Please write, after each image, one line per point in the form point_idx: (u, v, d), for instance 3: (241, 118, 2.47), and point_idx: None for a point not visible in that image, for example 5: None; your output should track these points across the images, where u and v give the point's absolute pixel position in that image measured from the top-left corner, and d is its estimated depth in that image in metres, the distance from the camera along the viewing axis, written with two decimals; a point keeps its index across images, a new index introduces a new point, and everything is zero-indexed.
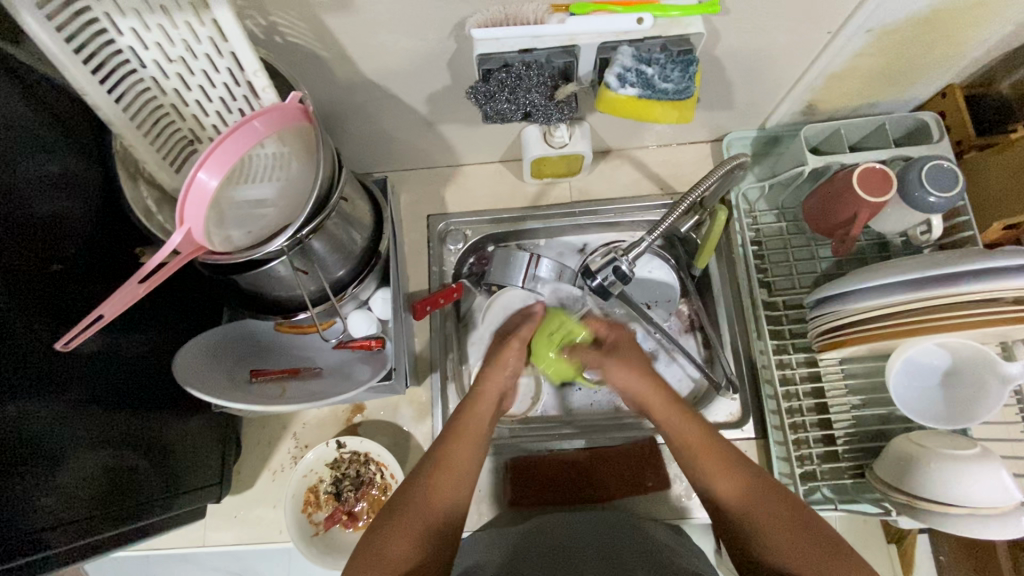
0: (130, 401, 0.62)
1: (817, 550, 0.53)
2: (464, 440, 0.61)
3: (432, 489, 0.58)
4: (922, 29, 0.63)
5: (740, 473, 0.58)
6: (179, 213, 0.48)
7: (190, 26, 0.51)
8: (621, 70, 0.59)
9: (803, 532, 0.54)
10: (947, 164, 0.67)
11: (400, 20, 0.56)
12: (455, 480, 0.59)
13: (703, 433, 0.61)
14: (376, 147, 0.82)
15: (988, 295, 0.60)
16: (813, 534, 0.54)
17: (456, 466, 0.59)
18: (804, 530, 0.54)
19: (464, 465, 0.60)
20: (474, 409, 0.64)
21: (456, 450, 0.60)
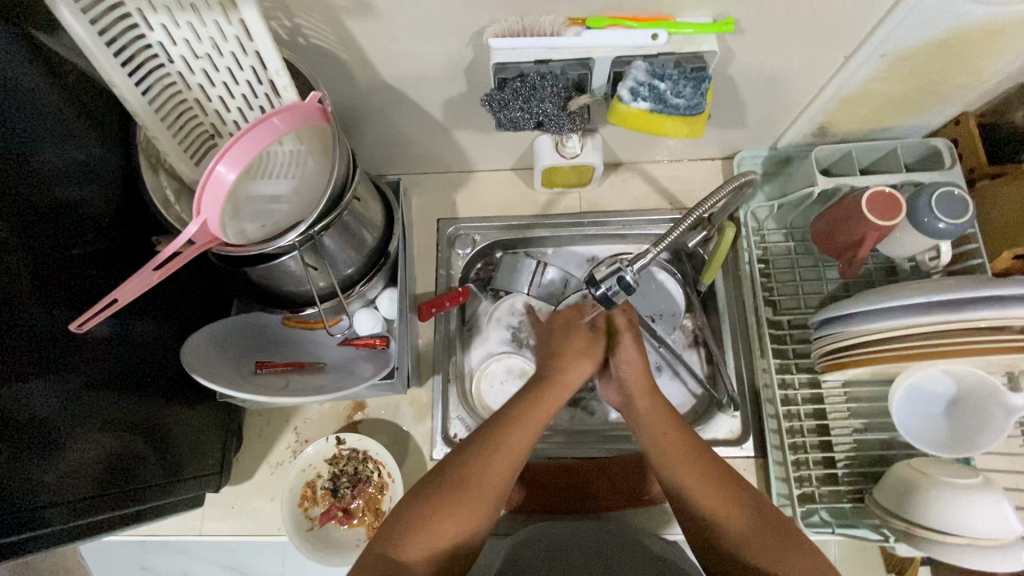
0: (138, 387, 0.63)
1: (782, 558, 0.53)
2: (524, 426, 0.60)
3: (477, 473, 0.57)
4: (936, 56, 0.64)
5: (721, 478, 0.58)
6: (196, 204, 0.49)
7: (218, 24, 0.53)
8: (633, 84, 0.60)
9: (775, 542, 0.54)
10: (958, 192, 0.67)
11: (420, 27, 0.58)
12: (505, 467, 0.58)
13: (685, 433, 0.61)
14: (391, 149, 0.84)
15: (994, 322, 0.60)
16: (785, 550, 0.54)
17: (513, 453, 0.59)
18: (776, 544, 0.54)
19: (512, 452, 0.59)
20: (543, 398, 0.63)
21: (516, 437, 0.59)
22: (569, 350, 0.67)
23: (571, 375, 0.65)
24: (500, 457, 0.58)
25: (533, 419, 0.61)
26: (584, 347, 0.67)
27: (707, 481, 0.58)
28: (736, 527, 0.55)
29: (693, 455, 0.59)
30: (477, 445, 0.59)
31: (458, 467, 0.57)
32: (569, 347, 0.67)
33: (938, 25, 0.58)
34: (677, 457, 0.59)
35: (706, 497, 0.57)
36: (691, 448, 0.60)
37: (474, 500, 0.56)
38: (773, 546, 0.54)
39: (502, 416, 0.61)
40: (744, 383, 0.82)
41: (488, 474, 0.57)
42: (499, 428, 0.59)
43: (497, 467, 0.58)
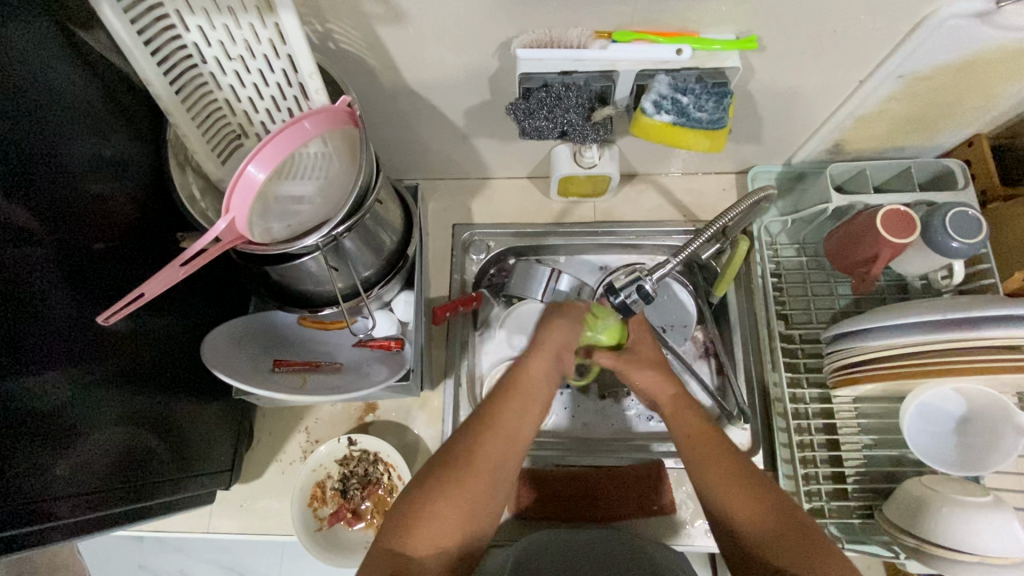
0: (155, 382, 0.64)
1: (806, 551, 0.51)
2: (516, 398, 0.60)
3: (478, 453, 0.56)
4: (953, 79, 0.65)
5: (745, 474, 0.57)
6: (226, 202, 0.51)
7: (253, 27, 0.54)
8: (657, 97, 0.61)
9: (805, 535, 0.52)
10: (972, 213, 0.68)
11: (448, 35, 0.59)
12: (506, 442, 0.58)
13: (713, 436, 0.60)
14: (409, 154, 0.85)
15: (1009, 341, 0.61)
16: (809, 538, 0.52)
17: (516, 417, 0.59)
18: (803, 535, 0.52)
19: (510, 434, 0.58)
20: (528, 365, 0.63)
21: (508, 414, 0.59)
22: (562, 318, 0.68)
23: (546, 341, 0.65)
24: (497, 429, 0.58)
25: (523, 394, 0.61)
26: (569, 319, 0.68)
27: (719, 475, 0.57)
28: (757, 522, 0.54)
29: (717, 458, 0.59)
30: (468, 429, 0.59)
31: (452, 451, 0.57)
32: (547, 329, 0.67)
33: (957, 48, 0.59)
34: (698, 455, 0.59)
35: (723, 494, 0.57)
36: (707, 443, 0.60)
37: (472, 489, 0.55)
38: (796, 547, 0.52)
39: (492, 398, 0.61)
40: (754, 393, 0.82)
41: (484, 454, 0.56)
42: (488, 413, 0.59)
43: (498, 441, 0.57)
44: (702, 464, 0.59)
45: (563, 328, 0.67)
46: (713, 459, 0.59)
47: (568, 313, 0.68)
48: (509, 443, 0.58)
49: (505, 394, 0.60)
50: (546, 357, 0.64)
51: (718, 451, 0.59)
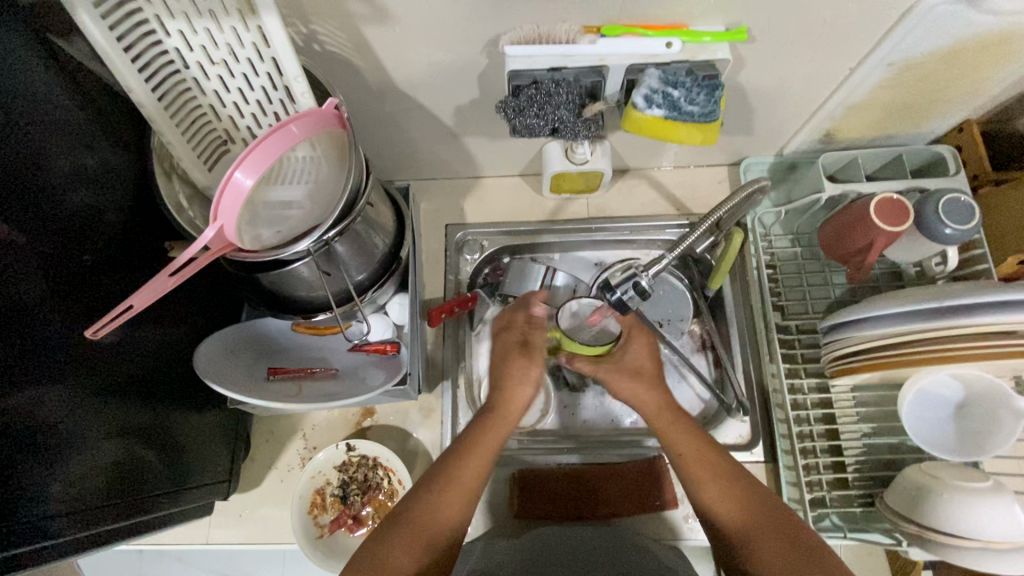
0: (148, 394, 0.63)
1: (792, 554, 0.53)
2: (472, 459, 0.60)
3: (438, 503, 0.58)
4: (942, 65, 0.65)
5: (734, 489, 0.58)
6: (214, 210, 0.50)
7: (235, 31, 0.53)
8: (648, 91, 0.60)
9: (788, 534, 0.54)
10: (965, 199, 0.68)
11: (435, 34, 0.58)
12: (469, 484, 0.59)
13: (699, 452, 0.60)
14: (399, 155, 0.84)
15: (1003, 328, 0.61)
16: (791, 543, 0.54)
17: (479, 463, 0.60)
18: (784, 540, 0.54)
19: (471, 482, 0.59)
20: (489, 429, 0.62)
21: (465, 475, 0.59)
22: (513, 367, 0.65)
23: (514, 397, 0.64)
24: (457, 477, 0.59)
25: (480, 453, 0.61)
26: (528, 386, 0.64)
27: (715, 488, 0.58)
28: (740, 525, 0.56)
29: (708, 477, 0.59)
30: (424, 489, 0.59)
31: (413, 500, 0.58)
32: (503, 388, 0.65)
33: (946, 34, 0.59)
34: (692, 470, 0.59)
35: (718, 505, 0.58)
36: (699, 458, 0.60)
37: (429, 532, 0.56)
38: (781, 547, 0.54)
39: (447, 455, 0.61)
40: (751, 385, 0.82)
41: (445, 501, 0.58)
42: (446, 473, 0.59)
43: (458, 490, 0.59)
44: (696, 477, 0.59)
45: (521, 391, 0.64)
46: (705, 475, 0.59)
47: (524, 377, 0.65)
48: (468, 492, 0.59)
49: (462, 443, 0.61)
50: (509, 423, 0.64)
51: (704, 464, 0.59)
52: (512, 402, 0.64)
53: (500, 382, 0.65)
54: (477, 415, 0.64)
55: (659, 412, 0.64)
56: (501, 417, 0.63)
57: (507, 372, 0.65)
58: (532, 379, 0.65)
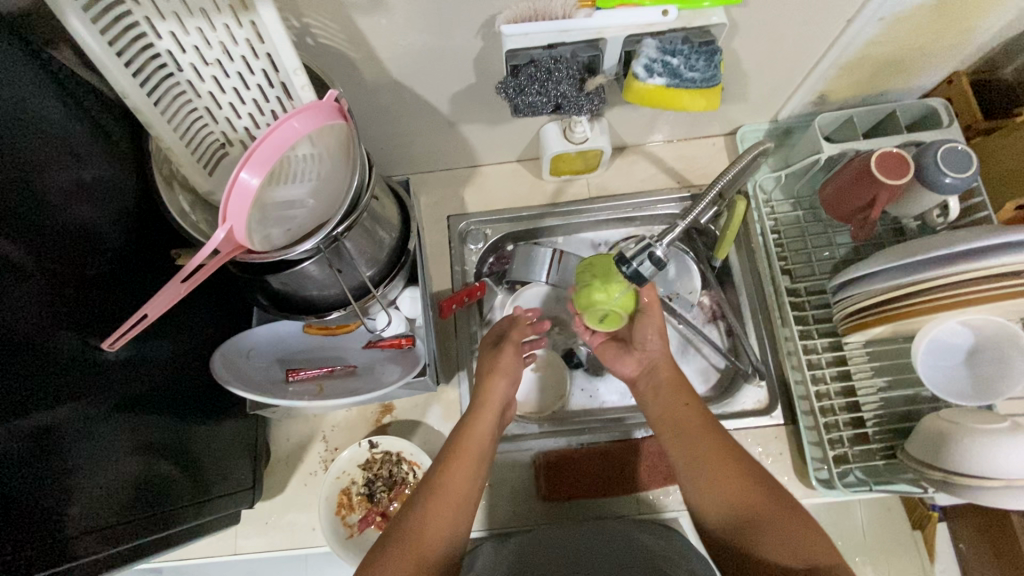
0: (165, 406, 0.62)
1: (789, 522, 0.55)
2: (460, 464, 0.61)
3: (427, 514, 0.57)
4: (931, 17, 0.65)
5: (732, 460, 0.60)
6: (221, 211, 0.50)
7: (228, 28, 0.52)
8: (647, 61, 0.60)
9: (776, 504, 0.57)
10: (961, 146, 0.69)
11: (430, 19, 0.58)
12: (458, 493, 0.59)
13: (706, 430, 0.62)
14: (396, 148, 0.83)
15: (1009, 269, 0.61)
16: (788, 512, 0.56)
17: (463, 470, 0.60)
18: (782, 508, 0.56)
19: (462, 487, 0.59)
20: (473, 427, 0.64)
21: (454, 477, 0.60)
22: (491, 369, 0.69)
23: (490, 393, 0.67)
24: (442, 490, 0.59)
25: (467, 453, 0.62)
26: (505, 378, 0.68)
27: (725, 474, 0.58)
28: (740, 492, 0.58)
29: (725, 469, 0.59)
30: (414, 504, 0.58)
31: (405, 514, 0.58)
32: (485, 389, 0.67)
33: None
34: (683, 445, 0.62)
35: (727, 489, 0.58)
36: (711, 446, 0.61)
37: (423, 543, 0.55)
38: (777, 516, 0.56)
39: (438, 459, 0.62)
40: (763, 350, 0.83)
41: (435, 509, 0.57)
42: (435, 476, 0.60)
43: (446, 497, 0.58)
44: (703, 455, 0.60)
45: (499, 388, 0.67)
46: (723, 469, 0.59)
47: (498, 368, 0.69)
48: (458, 500, 0.59)
49: (448, 451, 0.62)
50: (490, 418, 0.66)
51: (710, 440, 0.61)
52: (489, 400, 0.66)
53: (480, 382, 0.69)
54: (463, 416, 0.66)
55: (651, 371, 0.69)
56: (480, 415, 0.65)
57: (486, 372, 0.69)
58: (503, 370, 0.69)
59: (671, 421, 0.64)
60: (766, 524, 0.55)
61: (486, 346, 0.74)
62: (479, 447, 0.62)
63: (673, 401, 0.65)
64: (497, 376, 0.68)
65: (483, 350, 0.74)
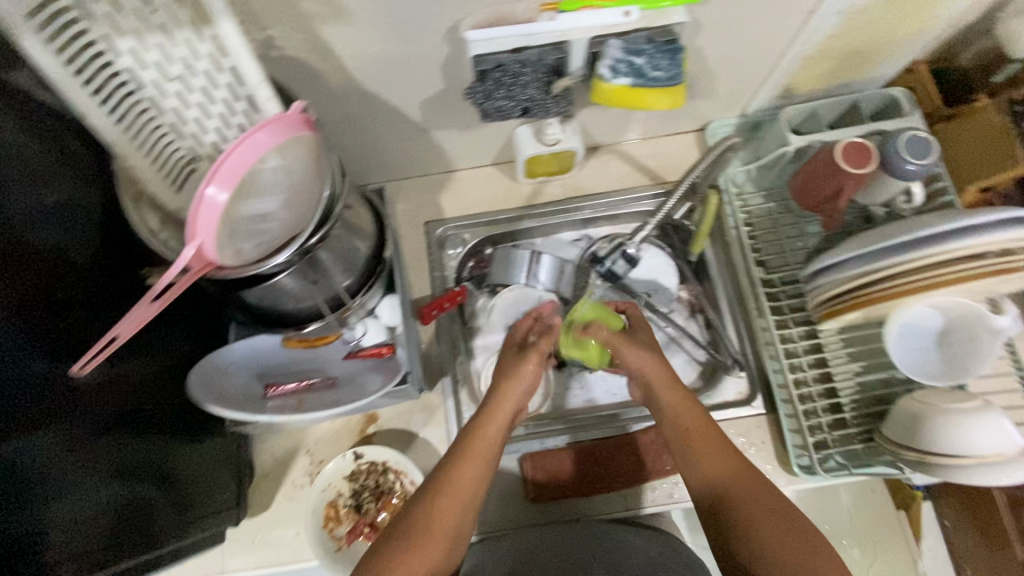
0: (143, 428, 0.61)
1: (771, 513, 0.57)
2: (470, 461, 0.61)
3: (434, 510, 0.58)
4: (887, 9, 0.67)
5: (723, 454, 0.62)
6: (190, 228, 0.50)
7: (189, 43, 0.52)
8: (612, 62, 0.61)
9: (759, 492, 0.59)
10: (922, 133, 0.70)
11: (396, 28, 0.58)
12: (467, 491, 0.60)
13: (701, 426, 0.64)
14: (369, 157, 0.83)
15: (971, 250, 0.64)
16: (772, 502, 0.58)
17: (473, 469, 0.61)
18: (766, 497, 0.58)
19: (470, 485, 0.60)
20: (485, 427, 0.64)
21: (463, 475, 0.60)
22: (512, 372, 0.69)
23: (507, 394, 0.67)
24: (451, 488, 0.59)
25: (477, 453, 0.62)
26: (523, 384, 0.68)
27: (718, 465, 0.61)
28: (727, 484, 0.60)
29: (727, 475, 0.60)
30: (422, 497, 0.60)
31: (411, 506, 0.59)
32: (501, 391, 0.67)
33: None
34: (696, 448, 0.63)
35: (717, 481, 0.60)
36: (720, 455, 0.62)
37: (428, 538, 0.56)
38: (764, 507, 0.57)
39: (448, 456, 0.62)
40: (743, 341, 0.84)
41: (441, 508, 0.58)
42: (443, 473, 0.61)
43: (454, 495, 0.59)
44: (695, 448, 0.63)
45: (516, 393, 0.67)
46: (716, 460, 0.61)
47: (518, 373, 0.68)
48: (465, 498, 0.59)
49: (459, 446, 0.62)
50: (503, 420, 0.65)
51: (711, 441, 0.63)
52: (506, 397, 0.67)
53: (499, 381, 0.68)
54: (477, 412, 0.66)
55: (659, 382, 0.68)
56: (494, 412, 0.65)
57: (504, 374, 0.69)
58: (524, 376, 0.69)
59: (673, 414, 0.66)
60: (755, 514, 0.57)
61: (511, 350, 0.74)
62: (493, 444, 0.63)
63: (682, 405, 0.66)
64: (516, 380, 0.68)
65: (506, 352, 0.74)
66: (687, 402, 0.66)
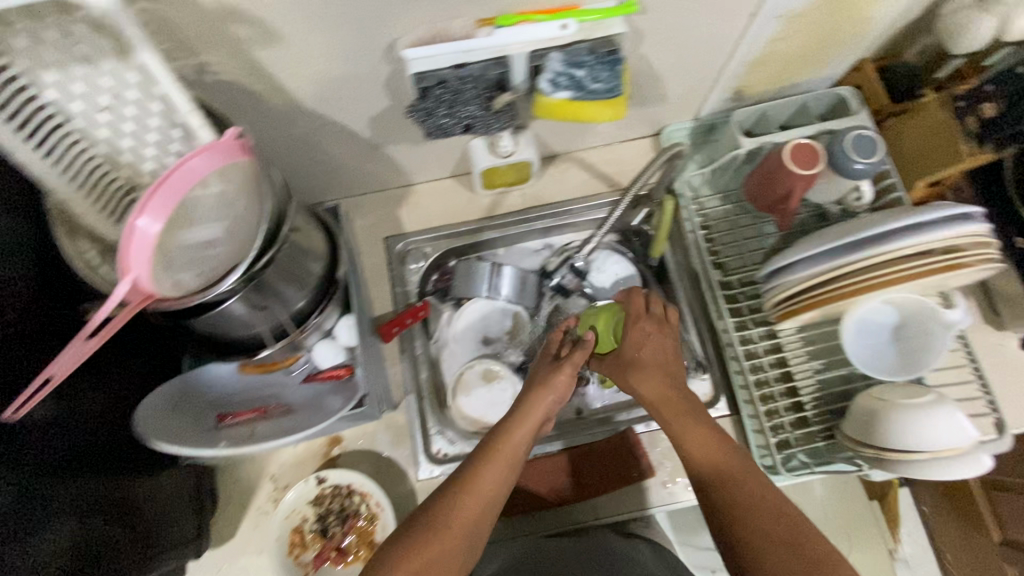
0: (92, 465, 0.59)
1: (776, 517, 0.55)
2: (496, 464, 0.59)
3: (452, 510, 0.56)
4: (826, 11, 0.68)
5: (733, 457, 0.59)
6: (123, 261, 0.48)
7: (116, 74, 0.50)
8: (552, 75, 0.61)
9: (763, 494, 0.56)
10: (867, 132, 0.71)
11: (333, 48, 0.57)
12: (489, 494, 0.58)
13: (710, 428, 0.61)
14: (323, 175, 0.82)
15: (920, 247, 0.65)
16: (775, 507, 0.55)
17: (495, 475, 0.59)
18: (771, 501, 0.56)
19: (490, 490, 0.58)
20: (511, 432, 0.62)
21: (485, 478, 0.58)
22: (546, 379, 0.66)
23: (537, 400, 0.64)
24: (471, 491, 0.57)
25: (502, 458, 0.60)
26: (555, 395, 0.65)
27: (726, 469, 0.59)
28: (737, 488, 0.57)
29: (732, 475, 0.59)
30: (441, 496, 0.58)
31: (429, 504, 0.58)
32: (532, 397, 0.64)
33: None
34: (703, 453, 0.60)
35: (726, 485, 0.58)
36: (728, 460, 0.59)
37: (444, 539, 0.55)
38: (770, 513, 0.55)
39: (473, 454, 0.60)
40: (705, 345, 0.85)
41: (460, 511, 0.56)
42: (467, 471, 0.59)
43: (473, 499, 0.57)
44: (704, 449, 0.60)
45: (546, 402, 0.64)
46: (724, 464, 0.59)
47: (550, 381, 0.65)
48: (484, 502, 0.58)
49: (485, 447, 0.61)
50: (530, 427, 0.63)
51: (717, 445, 0.60)
52: (537, 402, 0.64)
53: (531, 388, 0.65)
54: (504, 416, 0.64)
55: (665, 400, 0.64)
56: (523, 420, 0.63)
57: (536, 382, 0.66)
58: (558, 387, 0.65)
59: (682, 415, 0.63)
60: (762, 520, 0.55)
61: (545, 358, 0.70)
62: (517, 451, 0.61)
63: (695, 413, 0.63)
64: (546, 389, 0.65)
65: (539, 360, 0.70)
66: (689, 417, 0.62)
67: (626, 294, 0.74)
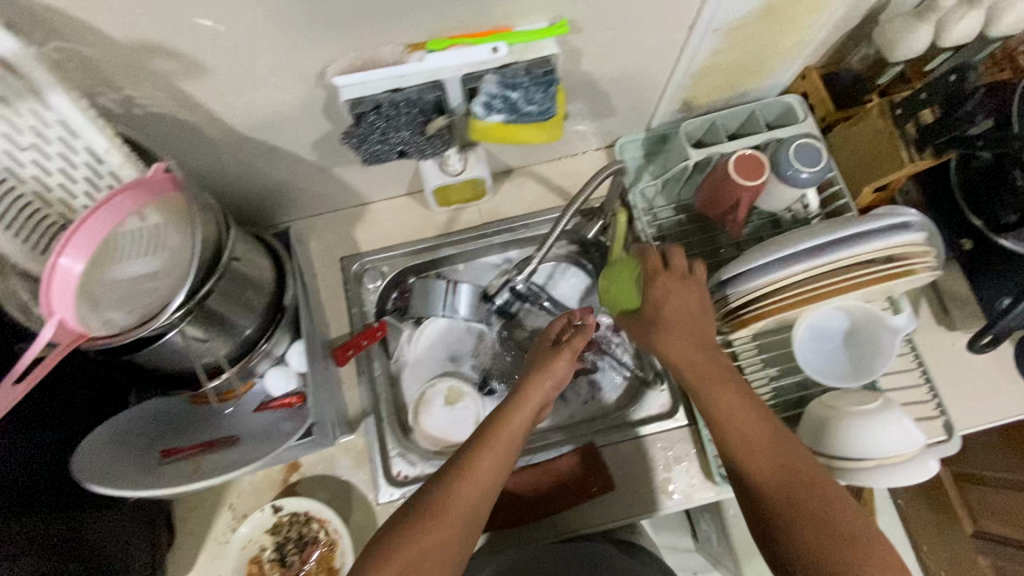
0: (37, 508, 0.58)
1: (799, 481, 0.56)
2: (493, 450, 0.59)
3: (448, 495, 0.56)
4: (763, 25, 0.68)
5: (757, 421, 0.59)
6: (45, 301, 0.47)
7: (36, 113, 0.49)
8: (486, 98, 0.61)
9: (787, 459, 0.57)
10: (811, 141, 0.72)
11: (263, 78, 0.57)
12: (491, 477, 0.58)
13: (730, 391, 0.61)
14: (273, 199, 0.81)
15: (862, 255, 0.65)
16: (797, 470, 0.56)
17: (493, 459, 0.59)
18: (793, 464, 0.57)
19: (489, 475, 0.58)
20: (511, 417, 0.62)
21: (483, 464, 0.58)
22: (543, 366, 0.66)
23: (535, 385, 0.64)
24: (469, 476, 0.57)
25: (500, 444, 0.60)
26: (554, 380, 0.66)
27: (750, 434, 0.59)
28: (756, 457, 0.58)
29: (760, 446, 0.58)
30: (438, 482, 0.58)
31: (426, 491, 0.57)
32: (530, 383, 0.65)
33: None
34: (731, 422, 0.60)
35: (748, 451, 0.58)
36: (754, 427, 0.59)
37: (440, 524, 0.54)
38: (791, 476, 0.56)
39: (470, 439, 0.60)
40: None
41: (456, 496, 0.56)
42: (465, 458, 0.59)
43: (472, 484, 0.57)
44: (721, 418, 0.60)
45: (544, 386, 0.65)
46: (750, 429, 0.59)
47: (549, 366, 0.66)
48: (483, 487, 0.57)
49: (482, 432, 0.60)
50: (529, 411, 0.63)
51: (749, 410, 0.60)
52: (535, 385, 0.64)
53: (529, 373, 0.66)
54: (501, 403, 0.64)
55: (691, 365, 0.62)
56: (521, 405, 0.63)
57: (534, 367, 0.67)
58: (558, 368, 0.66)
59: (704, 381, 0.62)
60: (781, 485, 0.56)
61: (546, 341, 0.70)
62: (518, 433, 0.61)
63: (723, 376, 0.62)
64: (544, 373, 0.65)
65: (535, 347, 0.71)
66: (721, 384, 0.61)
67: (638, 251, 0.72)
